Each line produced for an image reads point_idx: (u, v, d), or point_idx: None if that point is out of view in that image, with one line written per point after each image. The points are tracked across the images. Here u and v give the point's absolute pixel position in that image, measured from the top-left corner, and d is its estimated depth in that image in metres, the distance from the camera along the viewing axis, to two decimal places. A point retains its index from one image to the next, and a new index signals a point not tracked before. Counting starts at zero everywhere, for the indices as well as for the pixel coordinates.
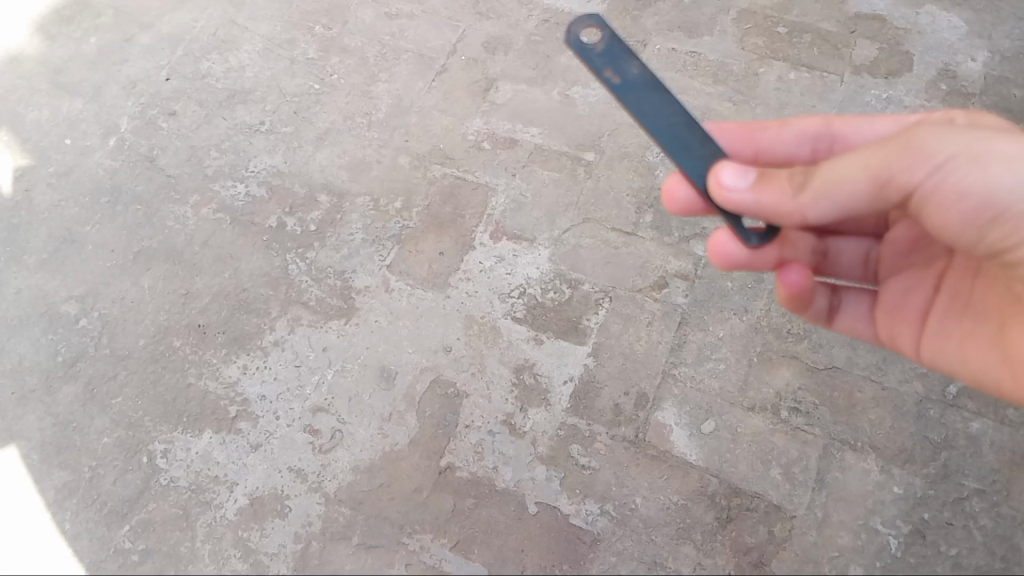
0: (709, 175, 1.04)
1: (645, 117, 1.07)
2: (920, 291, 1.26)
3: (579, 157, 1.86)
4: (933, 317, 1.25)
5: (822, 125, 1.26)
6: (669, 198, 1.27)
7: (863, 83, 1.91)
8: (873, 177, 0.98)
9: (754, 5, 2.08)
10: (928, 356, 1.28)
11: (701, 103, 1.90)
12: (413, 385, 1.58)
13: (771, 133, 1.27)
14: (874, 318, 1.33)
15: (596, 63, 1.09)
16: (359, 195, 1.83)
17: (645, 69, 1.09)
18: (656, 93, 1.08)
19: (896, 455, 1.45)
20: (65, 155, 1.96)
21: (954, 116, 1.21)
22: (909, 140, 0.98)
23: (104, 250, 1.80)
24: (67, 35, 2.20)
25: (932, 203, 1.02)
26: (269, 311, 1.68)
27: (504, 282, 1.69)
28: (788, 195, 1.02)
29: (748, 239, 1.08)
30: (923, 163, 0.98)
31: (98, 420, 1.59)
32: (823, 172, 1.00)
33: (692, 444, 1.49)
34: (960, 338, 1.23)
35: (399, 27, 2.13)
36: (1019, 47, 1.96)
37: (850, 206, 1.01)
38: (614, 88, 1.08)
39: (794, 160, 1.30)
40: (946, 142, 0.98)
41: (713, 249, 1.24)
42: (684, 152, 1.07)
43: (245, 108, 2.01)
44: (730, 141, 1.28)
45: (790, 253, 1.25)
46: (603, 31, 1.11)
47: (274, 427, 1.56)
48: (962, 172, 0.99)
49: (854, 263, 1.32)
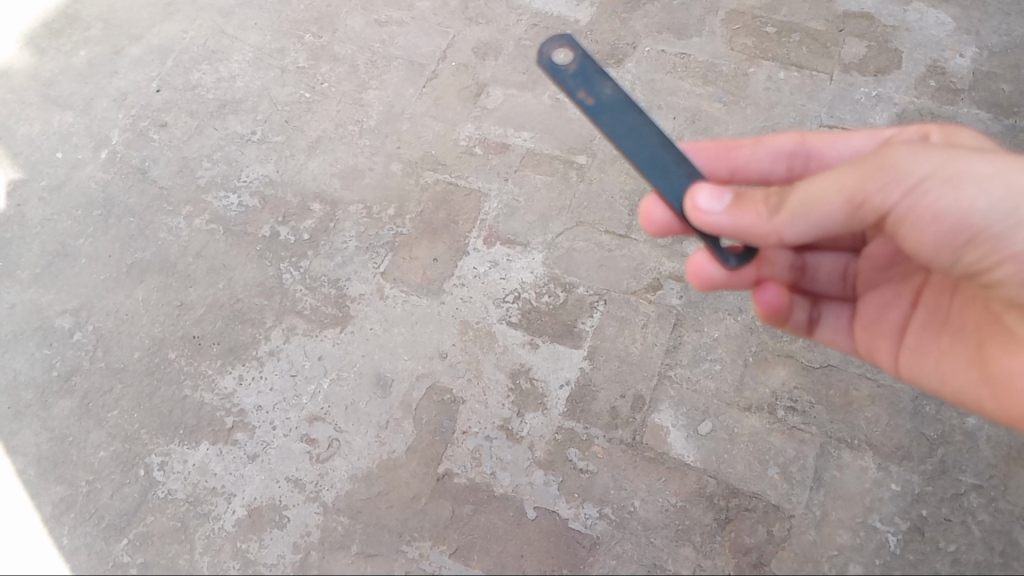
0: (686, 198, 1.02)
1: (622, 142, 1.03)
2: (898, 306, 1.26)
3: (571, 161, 1.86)
4: (912, 333, 1.25)
5: (797, 141, 1.24)
6: (646, 219, 1.27)
7: (852, 81, 1.92)
8: (847, 200, 0.96)
9: (742, 6, 2.09)
10: (907, 371, 1.27)
11: (692, 104, 1.90)
12: (410, 392, 1.58)
13: (746, 150, 1.26)
14: (853, 333, 1.32)
15: (568, 85, 1.04)
16: (352, 202, 1.83)
17: (619, 90, 1.04)
18: (632, 115, 1.04)
19: (893, 452, 1.45)
20: (57, 169, 1.96)
21: (929, 131, 1.18)
22: (884, 159, 0.95)
23: (97, 263, 1.80)
24: (57, 48, 2.19)
25: (907, 224, 1.00)
26: (264, 321, 1.68)
27: (499, 286, 1.69)
28: (764, 216, 1.00)
29: (725, 260, 1.07)
30: (898, 185, 0.95)
31: (94, 433, 1.59)
32: (798, 194, 0.98)
33: (689, 445, 1.49)
34: (939, 354, 1.22)
35: (389, 34, 2.13)
36: (1006, 42, 1.97)
37: (825, 227, 1.00)
38: (589, 112, 1.04)
39: (771, 177, 1.28)
40: (921, 162, 0.95)
41: (691, 271, 1.26)
42: (661, 177, 1.05)
43: (236, 118, 2.01)
44: (707, 159, 1.27)
45: (768, 271, 1.26)
46: (574, 49, 1.05)
47: (271, 438, 1.56)
48: (939, 194, 0.96)
49: (833, 278, 1.30)
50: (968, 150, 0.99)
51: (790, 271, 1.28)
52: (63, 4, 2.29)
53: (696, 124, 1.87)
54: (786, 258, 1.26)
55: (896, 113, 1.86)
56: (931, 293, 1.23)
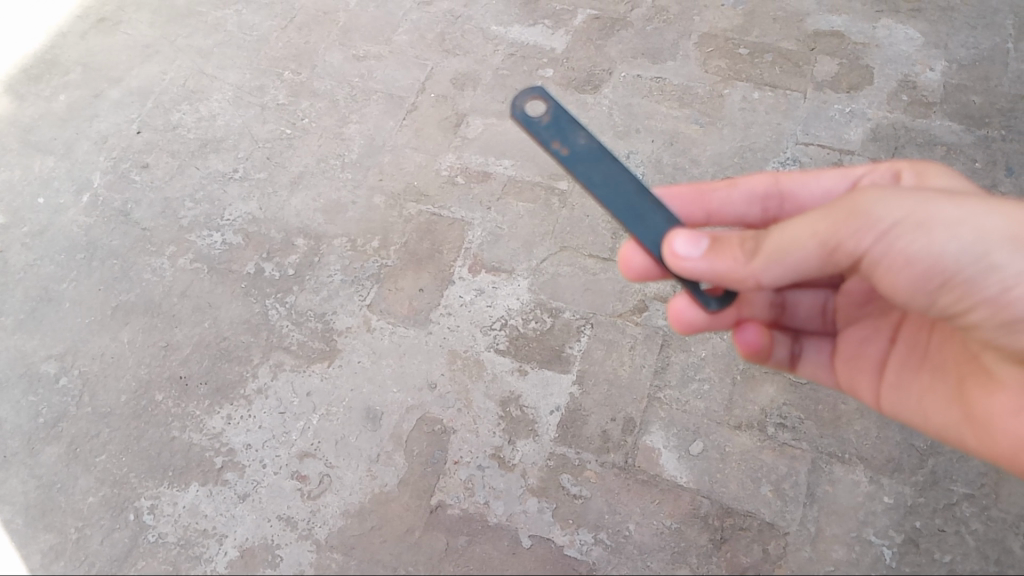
0: (665, 244, 1.03)
1: (597, 189, 1.06)
2: (876, 342, 1.27)
3: (552, 187, 1.87)
4: (891, 368, 1.26)
5: (770, 183, 1.24)
6: (624, 265, 1.28)
7: (825, 98, 1.95)
8: (821, 244, 0.97)
9: (715, 29, 2.13)
10: (888, 407, 1.28)
11: (669, 126, 1.93)
12: (400, 424, 1.57)
13: (721, 193, 1.27)
14: (834, 368, 1.33)
15: (543, 136, 1.09)
16: (336, 236, 1.84)
17: (592, 138, 1.08)
18: (606, 162, 1.07)
19: (884, 465, 1.45)
20: (39, 215, 1.96)
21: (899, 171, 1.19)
22: (855, 204, 0.96)
23: (82, 307, 1.79)
24: (36, 94, 2.20)
25: (881, 267, 1.00)
26: (251, 358, 1.68)
27: (485, 314, 1.69)
28: (741, 261, 1.00)
29: (706, 303, 1.08)
30: (870, 229, 0.96)
31: (82, 479, 1.57)
32: (773, 237, 0.98)
33: (682, 466, 1.49)
34: (919, 391, 1.23)
35: (367, 69, 2.15)
36: (974, 55, 2.00)
37: (801, 270, 1.00)
38: (563, 160, 1.08)
39: (747, 219, 1.29)
40: (891, 208, 0.96)
41: (672, 316, 1.28)
42: (639, 223, 1.06)
43: (217, 157, 2.01)
44: (683, 205, 1.28)
45: (749, 312, 1.29)
46: (548, 102, 1.11)
47: (262, 476, 1.54)
48: (910, 237, 0.97)
49: (812, 314, 1.32)
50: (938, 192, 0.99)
51: (769, 309, 1.30)
52: (42, 50, 2.30)
53: (674, 147, 1.89)
54: (765, 297, 1.29)
55: (870, 128, 1.89)
56: (909, 328, 1.24)
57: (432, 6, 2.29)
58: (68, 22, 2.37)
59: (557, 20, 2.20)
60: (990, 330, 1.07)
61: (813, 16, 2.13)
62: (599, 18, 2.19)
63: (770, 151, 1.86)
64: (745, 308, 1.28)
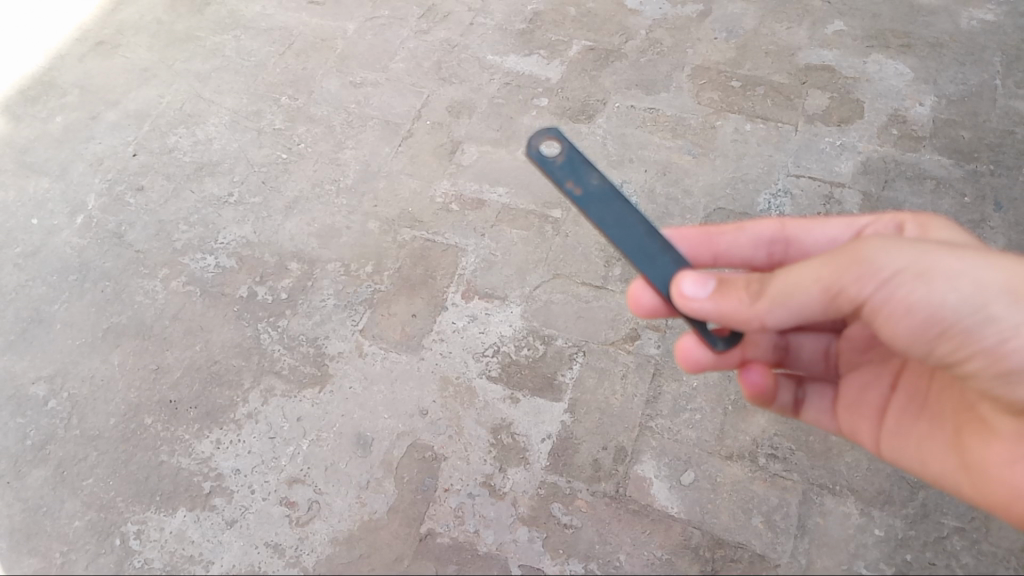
0: (674, 284, 1.04)
1: (610, 230, 1.06)
2: (878, 388, 1.26)
3: (546, 215, 1.88)
4: (891, 415, 1.25)
5: (777, 228, 1.25)
6: (634, 304, 1.28)
7: (816, 131, 1.97)
8: (825, 289, 0.97)
9: (707, 62, 2.16)
10: (888, 452, 1.27)
11: (662, 157, 1.95)
12: (390, 451, 1.56)
13: (728, 237, 1.28)
14: (836, 413, 1.32)
15: (557, 176, 1.09)
16: (329, 260, 1.84)
17: (605, 179, 1.09)
18: (618, 203, 1.08)
19: (875, 497, 1.45)
20: (32, 236, 1.96)
21: (903, 221, 1.20)
22: (858, 252, 0.97)
23: (72, 329, 1.79)
24: (33, 115, 2.21)
25: (882, 314, 1.01)
26: (242, 383, 1.67)
27: (478, 341, 1.69)
28: (745, 303, 1.01)
29: (714, 343, 1.09)
30: (872, 276, 0.97)
31: (68, 503, 1.55)
32: (778, 280, 0.99)
33: (673, 496, 1.49)
34: (917, 438, 1.23)
35: (364, 96, 2.17)
36: (963, 90, 2.03)
37: (803, 315, 1.01)
38: (576, 201, 1.08)
39: (752, 262, 1.30)
40: (893, 257, 0.96)
41: (680, 355, 1.28)
42: (649, 264, 1.07)
43: (213, 180, 2.02)
44: (690, 247, 1.28)
45: (753, 352, 1.29)
46: (561, 142, 1.11)
47: (250, 502, 1.53)
48: (911, 286, 0.97)
49: (815, 357, 1.33)
50: (939, 245, 1.00)
51: (773, 351, 1.31)
52: (39, 72, 2.31)
53: (667, 177, 1.90)
54: (769, 339, 1.30)
55: (861, 161, 1.91)
56: (909, 375, 1.24)
57: (429, 35, 2.31)
58: (66, 44, 2.39)
59: (553, 50, 2.23)
60: (987, 379, 1.08)
61: (804, 50, 2.16)
62: (594, 49, 2.22)
63: (762, 182, 1.88)
64: (750, 348, 1.28)
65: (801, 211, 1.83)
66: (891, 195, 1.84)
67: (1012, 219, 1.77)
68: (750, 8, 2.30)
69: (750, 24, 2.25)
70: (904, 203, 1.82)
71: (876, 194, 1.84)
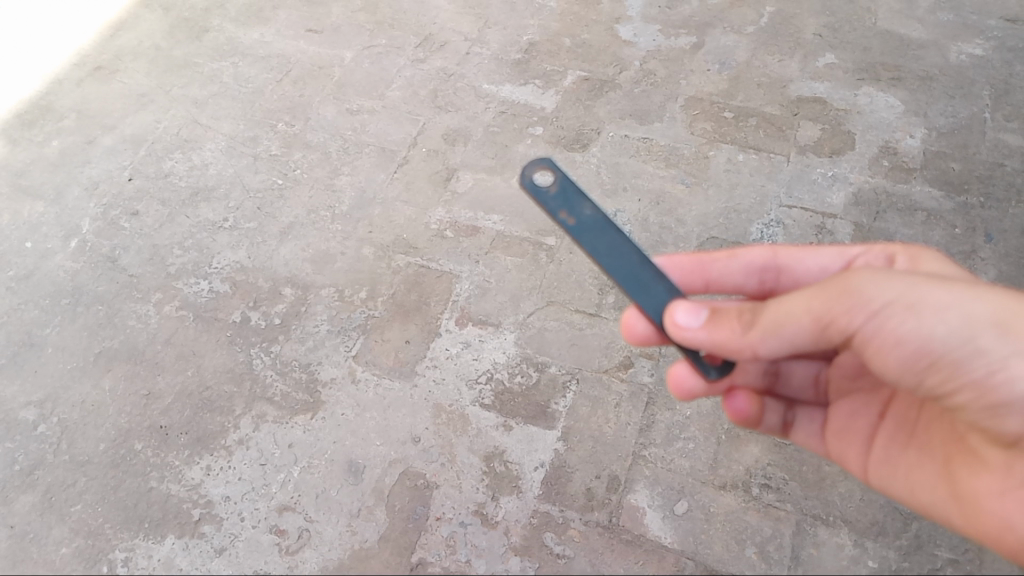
0: (666, 314, 1.05)
1: (603, 259, 1.07)
2: (866, 416, 1.26)
3: (540, 242, 1.89)
4: (880, 443, 1.25)
5: (768, 255, 1.26)
6: (627, 331, 1.29)
7: (808, 162, 1.99)
8: (815, 319, 0.98)
9: (701, 93, 2.18)
10: (876, 480, 1.27)
11: (655, 186, 1.96)
12: (382, 479, 1.56)
13: (720, 264, 1.28)
14: (825, 439, 1.32)
15: (551, 206, 1.11)
16: (324, 286, 1.84)
17: (598, 209, 1.10)
18: (611, 232, 1.09)
19: (868, 528, 1.45)
20: (26, 259, 1.95)
21: (893, 253, 1.21)
22: (847, 283, 0.97)
23: (64, 352, 1.78)
24: (29, 138, 2.22)
25: (872, 345, 1.01)
26: (233, 409, 1.66)
27: (471, 368, 1.69)
28: (738, 332, 1.01)
29: (706, 372, 1.09)
30: (862, 307, 0.97)
31: (55, 530, 1.54)
32: (769, 311, 0.99)
33: (666, 526, 1.48)
34: (906, 467, 1.23)
35: (361, 123, 2.19)
36: (953, 123, 2.06)
37: (795, 345, 1.01)
38: (570, 230, 1.09)
39: (744, 289, 1.31)
40: (883, 289, 0.97)
41: (672, 383, 1.28)
42: (642, 293, 1.07)
43: (208, 206, 2.02)
44: (682, 275, 1.30)
45: (741, 378, 1.31)
46: (554, 172, 1.13)
47: (239, 529, 1.52)
48: (901, 318, 0.98)
49: (805, 383, 1.32)
50: (927, 277, 1.01)
51: (762, 377, 1.32)
52: (37, 96, 2.33)
53: (660, 206, 1.92)
54: (758, 366, 1.31)
55: (852, 192, 1.92)
56: (898, 405, 1.24)
57: (426, 63, 2.33)
58: (64, 69, 2.40)
59: (548, 80, 2.25)
60: (975, 411, 1.08)
61: (796, 82, 2.19)
62: (589, 79, 2.24)
63: (754, 212, 1.90)
64: (738, 375, 1.31)
65: (794, 241, 1.84)
66: (882, 226, 1.85)
67: (1002, 251, 1.79)
68: (743, 40, 2.33)
69: (743, 56, 2.28)
70: (895, 234, 1.83)
71: (868, 225, 1.86)
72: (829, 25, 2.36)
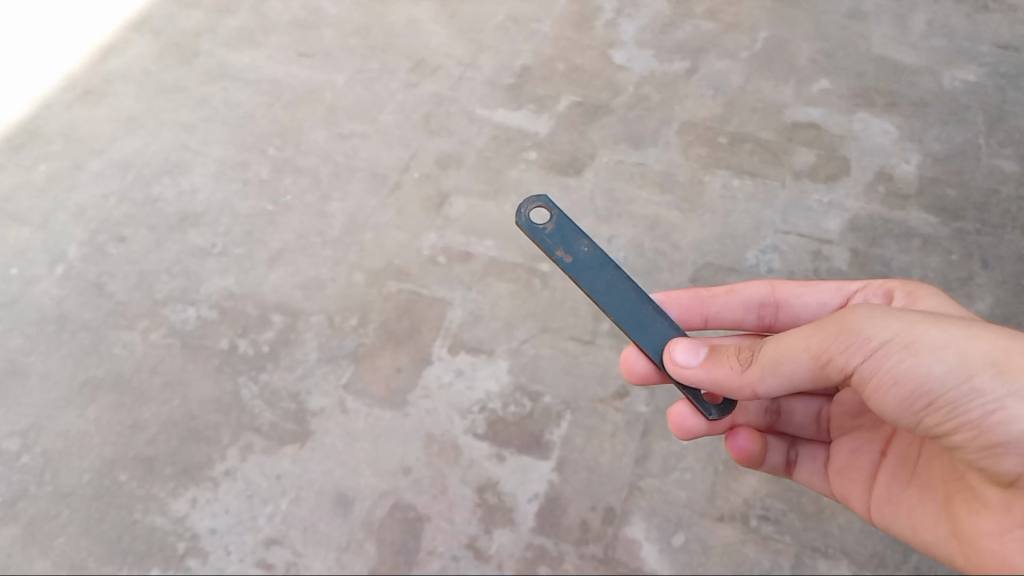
0: (666, 351, 1.10)
1: (600, 297, 1.13)
2: (868, 453, 1.20)
3: (534, 268, 1.85)
4: (880, 482, 1.18)
5: (767, 291, 1.28)
6: (626, 369, 1.28)
7: (804, 188, 1.98)
8: (814, 358, 1.00)
9: (695, 118, 2.17)
10: (878, 521, 1.19)
11: (650, 212, 1.94)
12: (372, 511, 1.53)
13: (719, 300, 1.30)
14: (828, 477, 1.27)
15: (548, 244, 1.18)
16: (313, 313, 1.81)
17: (594, 248, 1.16)
18: (608, 270, 1.15)
19: (868, 560, 1.42)
20: (11, 285, 1.92)
21: (892, 289, 1.21)
22: (845, 322, 0.98)
23: (48, 381, 1.74)
24: (17, 163, 2.19)
25: (871, 384, 0.99)
26: (220, 440, 1.62)
27: (463, 397, 1.66)
28: (737, 371, 1.04)
29: (708, 411, 1.12)
30: (860, 347, 0.97)
31: (39, 563, 1.51)
32: (768, 349, 1.02)
33: (663, 559, 1.46)
34: (906, 507, 1.13)
35: (352, 147, 2.17)
36: (948, 149, 2.06)
37: (796, 384, 1.03)
38: (567, 269, 1.16)
39: (743, 325, 1.32)
40: (880, 328, 0.96)
41: (673, 422, 1.27)
42: (642, 332, 1.12)
43: (197, 231, 2.00)
44: (680, 311, 1.32)
45: (742, 418, 1.33)
46: (551, 211, 1.19)
47: (225, 564, 1.49)
48: (899, 357, 0.96)
49: (807, 421, 1.32)
50: (927, 317, 0.98)
51: (763, 415, 1.33)
52: (25, 120, 2.30)
53: (656, 232, 1.90)
54: (758, 404, 1.33)
55: (848, 219, 1.91)
56: (898, 441, 1.17)
57: (419, 88, 2.32)
58: (53, 92, 2.38)
59: (541, 105, 2.24)
60: (973, 453, 0.98)
61: (791, 108, 2.19)
62: (583, 104, 2.23)
63: (750, 239, 1.89)
64: (738, 414, 1.32)
65: (789, 268, 1.83)
66: (878, 252, 1.85)
67: (998, 278, 1.79)
68: (736, 65, 2.33)
69: (737, 81, 2.28)
70: (892, 260, 1.83)
71: (864, 251, 1.85)
72: (822, 50, 2.36)
